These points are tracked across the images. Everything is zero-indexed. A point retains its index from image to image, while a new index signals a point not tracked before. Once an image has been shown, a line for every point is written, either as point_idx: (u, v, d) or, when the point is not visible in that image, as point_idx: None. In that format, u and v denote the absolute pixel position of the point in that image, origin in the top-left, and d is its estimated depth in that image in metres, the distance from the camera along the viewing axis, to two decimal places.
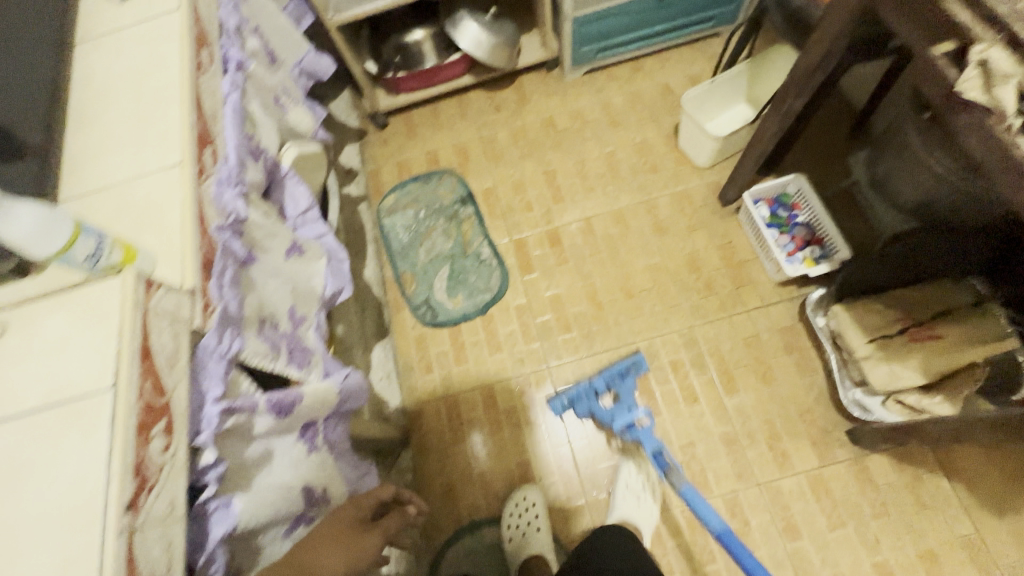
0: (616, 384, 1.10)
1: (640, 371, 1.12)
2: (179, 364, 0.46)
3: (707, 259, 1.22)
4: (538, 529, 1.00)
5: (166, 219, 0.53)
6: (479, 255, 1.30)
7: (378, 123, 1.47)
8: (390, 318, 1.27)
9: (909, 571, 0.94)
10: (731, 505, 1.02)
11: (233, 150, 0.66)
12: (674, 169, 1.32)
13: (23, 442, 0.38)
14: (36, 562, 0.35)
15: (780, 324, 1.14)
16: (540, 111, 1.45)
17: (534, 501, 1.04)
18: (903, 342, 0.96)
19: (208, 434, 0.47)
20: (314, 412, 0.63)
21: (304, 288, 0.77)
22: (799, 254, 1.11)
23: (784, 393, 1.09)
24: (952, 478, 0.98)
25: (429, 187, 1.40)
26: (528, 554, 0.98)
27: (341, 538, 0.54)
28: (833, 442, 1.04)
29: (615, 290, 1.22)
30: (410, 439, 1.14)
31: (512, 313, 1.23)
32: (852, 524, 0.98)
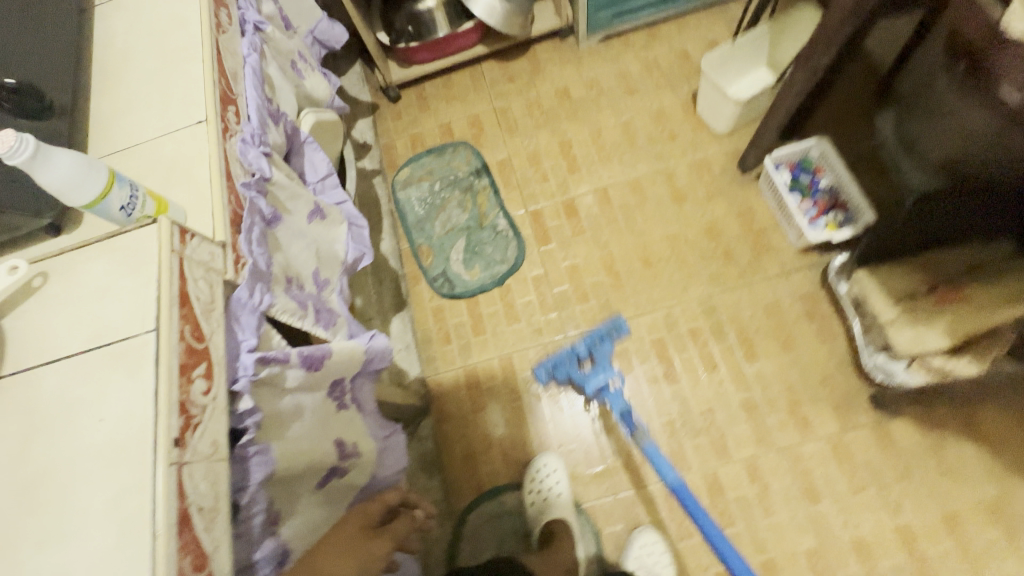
0: (596, 348, 1.09)
1: (619, 334, 1.12)
2: (214, 312, 0.46)
3: (727, 227, 1.20)
4: (559, 494, 1.01)
5: (195, 175, 0.54)
6: (495, 227, 1.29)
7: (390, 96, 1.46)
8: (407, 290, 1.27)
9: (931, 534, 0.94)
10: (751, 470, 1.02)
11: (254, 110, 0.66)
12: (692, 136, 1.30)
13: (73, 383, 0.39)
14: (90, 492, 0.36)
15: (801, 291, 1.13)
16: (555, 81, 1.42)
17: (554, 467, 1.04)
18: (931, 306, 0.94)
19: (245, 380, 0.48)
20: (342, 369, 0.64)
21: (327, 251, 0.77)
22: (822, 219, 1.10)
23: (805, 360, 1.08)
24: (977, 442, 0.97)
25: (444, 159, 1.39)
26: (549, 517, 0.99)
27: (350, 546, 0.53)
28: (855, 407, 1.03)
29: (633, 259, 1.21)
30: (430, 408, 1.16)
31: (529, 284, 1.23)
32: (873, 488, 0.98)
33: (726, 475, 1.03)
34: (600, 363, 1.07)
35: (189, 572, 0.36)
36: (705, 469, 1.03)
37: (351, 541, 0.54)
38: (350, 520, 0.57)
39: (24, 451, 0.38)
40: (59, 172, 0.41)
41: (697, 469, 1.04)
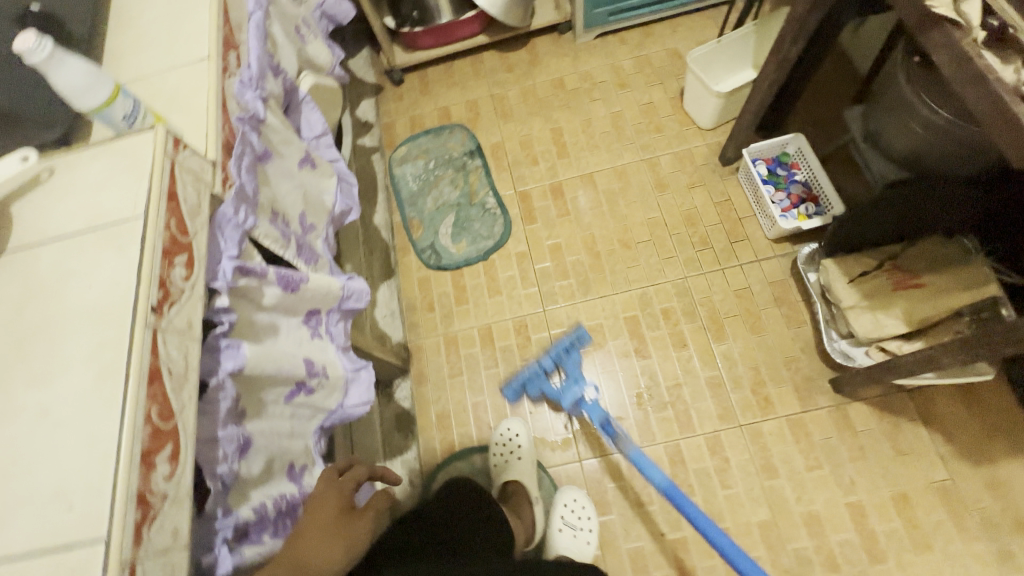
0: (562, 360, 1.12)
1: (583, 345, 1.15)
2: (200, 217, 0.52)
3: (704, 215, 1.25)
4: (519, 458, 1.05)
5: (194, 103, 0.60)
6: (484, 205, 1.35)
7: (394, 79, 1.53)
8: (396, 260, 1.32)
9: (881, 511, 0.97)
10: (713, 443, 1.06)
11: (255, 58, 0.72)
12: (678, 130, 1.35)
13: (70, 256, 0.45)
14: (75, 345, 0.41)
15: (772, 278, 1.17)
16: (551, 72, 1.49)
17: (517, 435, 1.08)
18: (890, 290, 0.99)
19: (223, 281, 0.53)
20: (316, 299, 0.69)
21: (314, 198, 0.83)
22: (794, 210, 1.14)
23: (771, 342, 1.12)
24: (930, 428, 1.01)
25: (440, 139, 1.45)
26: (507, 479, 1.03)
27: (334, 531, 0.56)
28: (816, 390, 1.07)
29: (613, 241, 1.26)
30: (409, 369, 1.21)
31: (513, 260, 1.28)
32: (828, 466, 1.01)
33: (688, 447, 1.06)
34: (571, 374, 1.10)
35: (155, 419, 0.40)
36: (669, 440, 1.07)
37: (334, 524, 0.56)
38: (328, 500, 0.58)
39: (21, 310, 0.43)
40: (70, 76, 0.47)
41: (662, 439, 1.07)
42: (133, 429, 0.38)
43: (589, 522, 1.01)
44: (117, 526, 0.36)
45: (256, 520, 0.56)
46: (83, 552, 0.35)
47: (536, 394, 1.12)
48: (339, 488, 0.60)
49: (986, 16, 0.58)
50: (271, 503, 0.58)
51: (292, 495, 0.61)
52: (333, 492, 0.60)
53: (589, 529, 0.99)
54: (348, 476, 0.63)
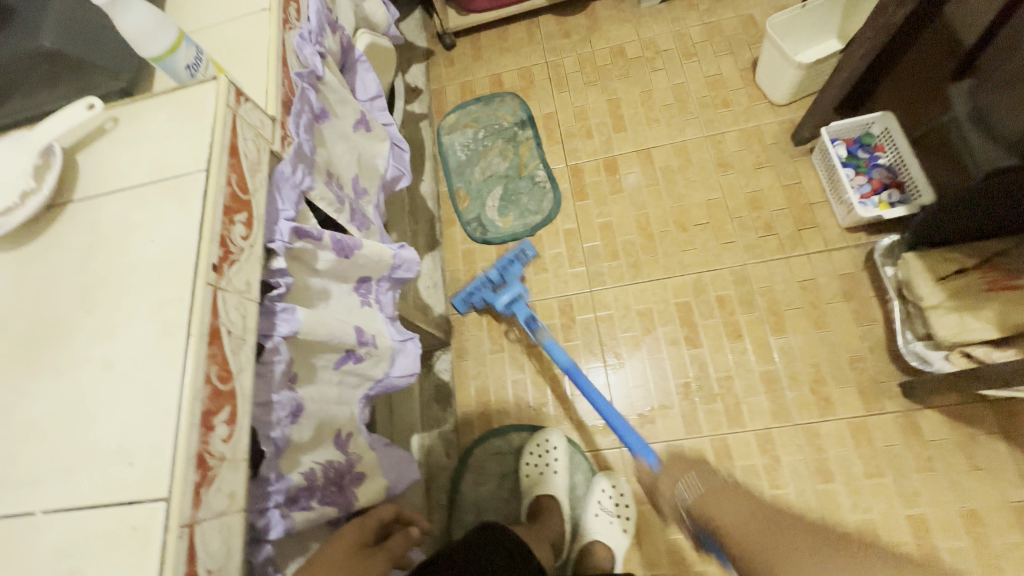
0: (506, 270, 1.13)
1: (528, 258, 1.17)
2: (260, 174, 0.50)
3: (770, 198, 1.16)
4: (555, 471, 1.01)
5: (255, 56, 0.57)
6: (533, 178, 1.30)
7: (446, 43, 1.48)
8: (441, 232, 1.31)
9: (947, 528, 0.90)
10: (763, 440, 1.00)
11: (314, 11, 0.69)
12: (748, 104, 1.25)
13: (134, 209, 0.44)
14: (138, 300, 0.41)
15: (841, 270, 1.08)
16: (611, 39, 1.40)
17: (554, 445, 1.04)
18: (982, 290, 0.90)
19: (280, 242, 0.51)
20: (368, 267, 0.68)
21: (368, 162, 0.80)
22: (875, 197, 1.06)
23: (836, 339, 1.04)
24: (1012, 443, 0.93)
25: (491, 108, 1.40)
26: (541, 492, 1.00)
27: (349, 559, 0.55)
28: (883, 393, 0.99)
29: (668, 222, 1.19)
30: (449, 342, 1.20)
31: (561, 237, 1.23)
32: (891, 475, 0.95)
33: (736, 442, 1.01)
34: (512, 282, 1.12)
35: (214, 380, 0.39)
36: (716, 433, 1.02)
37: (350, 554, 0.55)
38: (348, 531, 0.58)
39: (87, 260, 0.43)
40: (134, 21, 0.45)
41: (708, 432, 1.03)
42: (193, 389, 0.37)
43: (627, 509, 0.99)
44: (177, 488, 0.35)
45: (306, 488, 0.55)
46: (146, 509, 0.35)
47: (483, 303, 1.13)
48: (361, 524, 0.60)
49: None
50: (320, 469, 0.57)
51: (338, 463, 0.61)
52: (355, 527, 0.59)
53: (627, 516, 0.98)
54: (372, 516, 0.63)
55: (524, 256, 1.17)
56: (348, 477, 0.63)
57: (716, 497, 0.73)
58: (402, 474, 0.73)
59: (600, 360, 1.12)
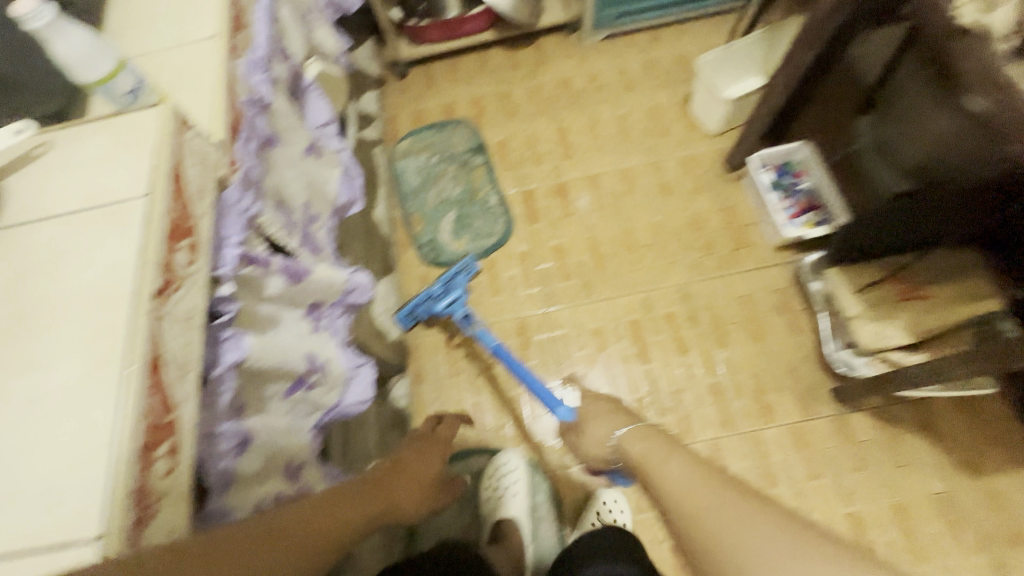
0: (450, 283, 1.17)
1: (471, 272, 1.19)
2: (206, 200, 0.49)
3: (709, 220, 1.25)
4: (514, 494, 1.00)
5: (200, 82, 0.57)
6: (486, 203, 1.33)
7: (399, 72, 1.51)
8: (396, 256, 1.31)
9: (881, 523, 0.97)
10: (713, 450, 1.05)
11: (264, 40, 0.69)
12: (685, 134, 1.34)
13: (67, 235, 0.42)
14: (71, 332, 0.39)
15: (775, 286, 1.17)
16: (558, 72, 1.47)
17: (512, 467, 1.03)
18: (895, 300, 0.99)
19: (228, 268, 0.50)
20: (319, 293, 0.68)
21: (318, 188, 0.80)
22: (801, 218, 1.15)
23: (773, 349, 1.12)
24: (931, 439, 1.01)
25: (444, 134, 1.43)
26: (501, 517, 0.98)
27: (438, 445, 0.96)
28: (817, 399, 1.07)
29: (616, 243, 1.25)
30: (406, 367, 1.19)
31: (515, 259, 1.26)
32: (829, 476, 1.01)
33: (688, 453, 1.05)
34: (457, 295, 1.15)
35: (156, 411, 0.38)
36: None
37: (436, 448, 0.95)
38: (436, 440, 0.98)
39: (13, 290, 0.41)
40: (73, 46, 0.44)
41: None
42: (132, 421, 0.36)
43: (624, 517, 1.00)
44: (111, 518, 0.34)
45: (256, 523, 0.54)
46: (78, 552, 0.33)
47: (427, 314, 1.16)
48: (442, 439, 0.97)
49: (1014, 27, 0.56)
50: (271, 501, 0.56)
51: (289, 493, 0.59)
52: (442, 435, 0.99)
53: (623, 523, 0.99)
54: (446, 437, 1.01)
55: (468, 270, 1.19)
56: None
57: (711, 502, 0.65)
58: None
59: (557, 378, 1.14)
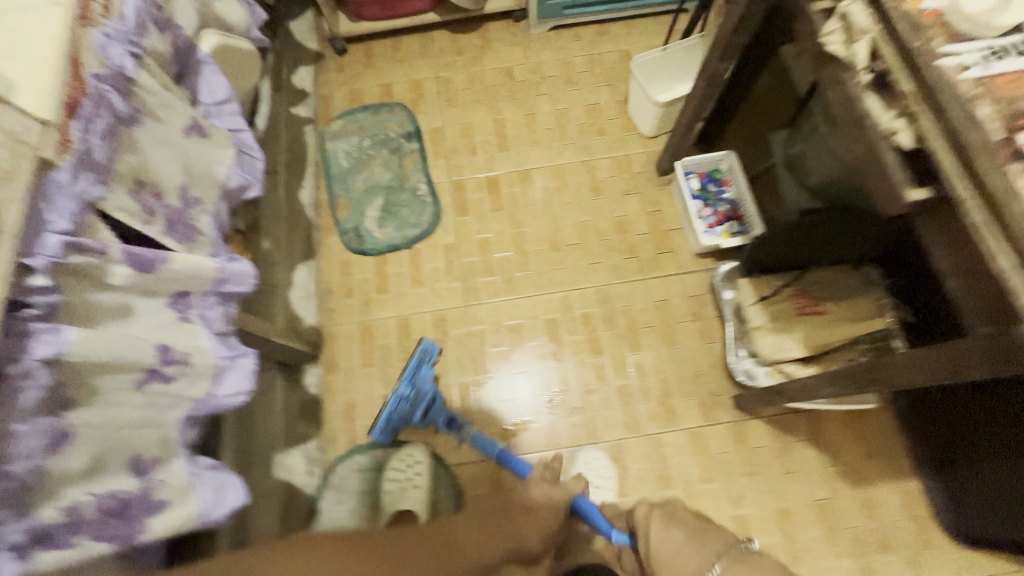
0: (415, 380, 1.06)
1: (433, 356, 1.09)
2: (13, 182, 0.47)
3: (635, 223, 1.25)
4: (416, 486, 1.02)
5: (34, 52, 0.54)
6: (416, 191, 1.30)
7: (336, 48, 1.45)
8: (319, 241, 1.27)
9: (764, 526, 1.01)
10: (615, 451, 1.07)
11: (131, 9, 0.65)
12: (620, 134, 1.34)
13: None
14: None
15: (691, 292, 1.18)
16: (500, 61, 1.44)
17: (419, 460, 1.05)
18: (792, 314, 1.02)
19: (41, 258, 0.48)
20: (182, 281, 0.64)
21: (202, 170, 0.76)
22: (719, 227, 1.16)
23: (682, 355, 1.14)
24: (818, 448, 1.06)
25: (378, 117, 1.39)
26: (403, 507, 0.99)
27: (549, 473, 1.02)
28: (719, 406, 1.10)
29: (542, 241, 1.24)
30: (319, 355, 1.17)
31: (439, 251, 1.24)
32: (721, 480, 1.04)
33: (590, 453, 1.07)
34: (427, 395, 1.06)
35: None
36: (572, 444, 1.08)
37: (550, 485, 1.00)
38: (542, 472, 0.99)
39: None
40: None
41: (565, 444, 1.08)
42: None
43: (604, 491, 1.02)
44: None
45: (65, 522, 0.50)
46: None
47: (399, 426, 1.05)
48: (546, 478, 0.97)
49: (874, 58, 0.55)
50: (90, 502, 0.52)
51: (125, 491, 0.55)
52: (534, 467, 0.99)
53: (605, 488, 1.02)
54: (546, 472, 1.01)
55: (427, 356, 1.08)
56: (137, 506, 0.56)
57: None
58: (221, 498, 0.63)
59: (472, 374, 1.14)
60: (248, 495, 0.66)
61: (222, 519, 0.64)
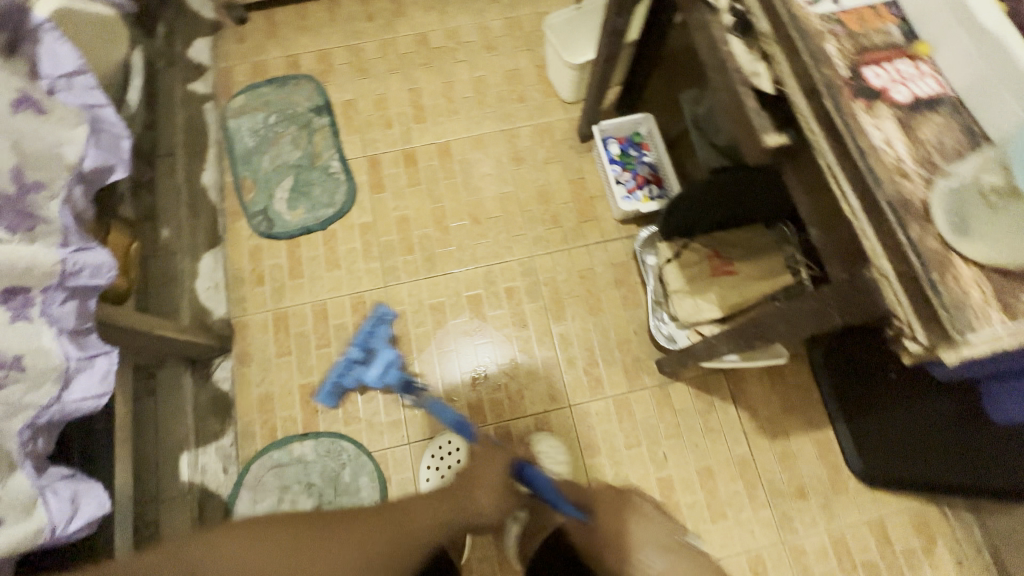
0: (369, 342, 1.07)
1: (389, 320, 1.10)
2: None
3: (558, 192, 1.22)
4: (357, 475, 1.03)
5: None
6: (327, 168, 1.23)
7: (235, 16, 1.34)
8: (224, 227, 1.19)
9: (687, 486, 1.03)
10: (542, 423, 1.07)
11: None
12: (541, 101, 1.29)
13: None
14: None
15: (615, 260, 1.17)
16: (414, 27, 1.37)
17: (345, 449, 1.04)
18: (707, 276, 1.01)
19: None
20: (9, 275, 0.57)
21: (43, 151, 0.67)
22: (639, 191, 1.14)
23: (607, 323, 1.13)
24: (739, 406, 1.08)
25: (284, 91, 1.30)
26: (349, 495, 1.01)
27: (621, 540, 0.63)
28: (643, 370, 1.10)
29: (462, 214, 1.20)
30: (230, 348, 1.11)
31: (355, 231, 1.19)
32: (645, 443, 1.05)
33: (518, 428, 1.06)
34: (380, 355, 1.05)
35: None
36: (500, 421, 1.06)
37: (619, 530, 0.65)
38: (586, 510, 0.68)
39: None
40: None
41: (492, 420, 1.06)
42: None
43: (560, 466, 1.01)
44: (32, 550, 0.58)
45: None
46: None
47: (354, 385, 1.06)
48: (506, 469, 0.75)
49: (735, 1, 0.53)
50: None
51: None
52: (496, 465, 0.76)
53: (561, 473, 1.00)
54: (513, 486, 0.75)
55: (385, 321, 1.10)
56: None
57: None
58: (76, 509, 0.64)
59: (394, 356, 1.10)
60: (108, 502, 0.67)
61: (79, 530, 0.64)
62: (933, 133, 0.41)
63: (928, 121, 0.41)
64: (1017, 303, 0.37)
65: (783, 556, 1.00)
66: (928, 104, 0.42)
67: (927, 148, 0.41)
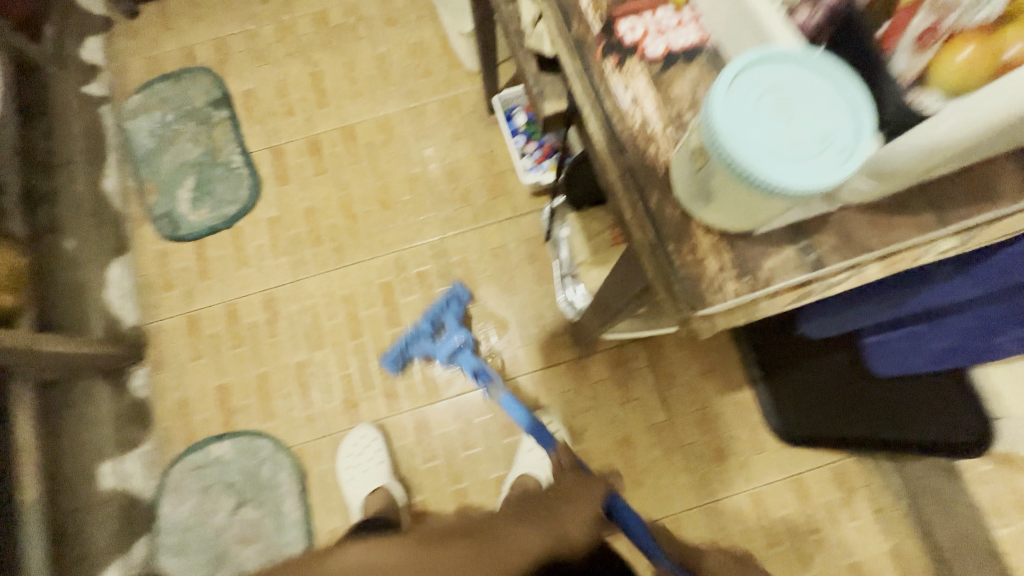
0: (439, 317, 1.06)
1: (461, 300, 1.08)
2: None
3: (467, 169, 1.18)
4: (277, 470, 1.03)
5: None
6: (230, 164, 1.20)
7: (124, 10, 1.28)
8: (130, 233, 1.17)
9: (605, 456, 1.03)
10: (459, 408, 1.06)
11: None
12: (446, 74, 1.24)
13: None
14: None
15: (527, 235, 1.14)
16: (312, 5, 1.30)
17: (263, 446, 1.05)
18: (609, 245, 0.94)
19: None
20: None
21: None
22: (546, 161, 1.09)
23: (522, 300, 1.11)
24: (657, 374, 1.06)
25: (181, 86, 1.25)
26: (270, 490, 1.03)
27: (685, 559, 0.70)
28: (559, 346, 1.09)
29: (370, 201, 1.17)
30: (144, 354, 1.10)
31: (263, 226, 1.16)
32: (563, 418, 1.05)
33: (435, 414, 1.06)
34: (449, 331, 1.04)
35: None
36: (416, 407, 1.06)
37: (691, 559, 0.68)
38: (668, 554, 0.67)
39: None
40: None
41: (407, 407, 1.06)
42: None
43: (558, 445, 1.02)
44: None
45: None
46: None
47: (419, 355, 1.05)
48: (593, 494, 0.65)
49: None
50: None
51: None
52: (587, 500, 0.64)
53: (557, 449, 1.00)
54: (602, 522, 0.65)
55: (458, 299, 1.08)
56: None
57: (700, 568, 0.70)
58: None
59: (308, 351, 1.09)
60: None
61: None
62: (688, 89, 0.38)
63: (683, 75, 0.38)
64: (756, 271, 0.35)
65: (701, 518, 1.00)
66: (687, 56, 0.38)
67: (679, 104, 0.37)
